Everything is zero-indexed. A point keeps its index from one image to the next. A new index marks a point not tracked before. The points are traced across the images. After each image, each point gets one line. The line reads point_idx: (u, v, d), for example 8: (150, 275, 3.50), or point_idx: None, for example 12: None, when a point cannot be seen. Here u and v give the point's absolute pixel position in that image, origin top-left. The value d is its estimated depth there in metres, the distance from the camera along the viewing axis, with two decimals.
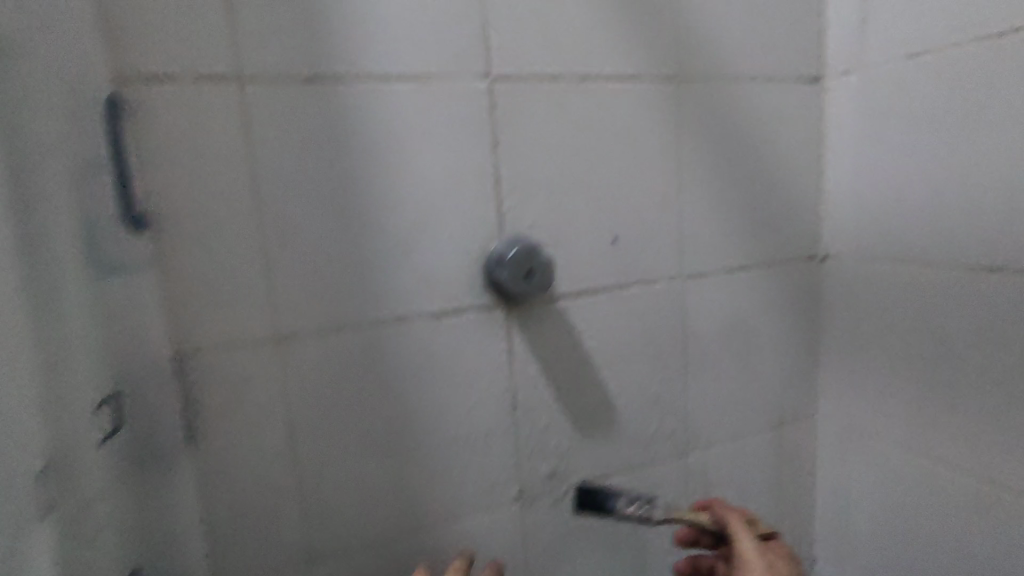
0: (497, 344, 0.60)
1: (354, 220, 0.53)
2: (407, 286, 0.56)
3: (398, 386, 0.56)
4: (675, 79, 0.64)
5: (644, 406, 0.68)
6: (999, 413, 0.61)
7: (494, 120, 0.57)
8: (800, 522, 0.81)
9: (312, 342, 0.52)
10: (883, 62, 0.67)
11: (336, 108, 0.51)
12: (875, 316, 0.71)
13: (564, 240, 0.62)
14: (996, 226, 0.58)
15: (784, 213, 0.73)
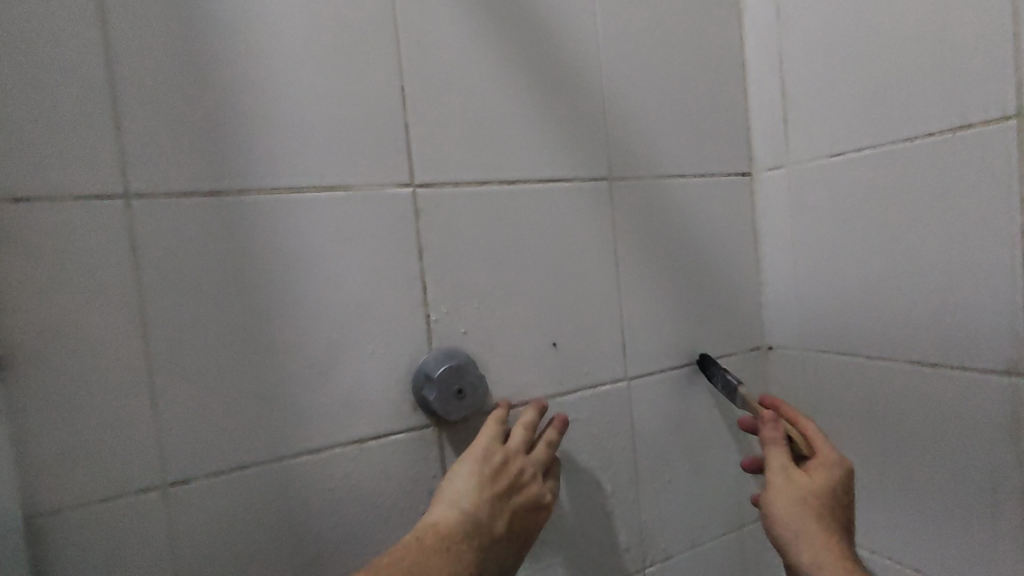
0: (430, 467, 0.55)
1: (260, 344, 0.48)
2: (325, 412, 0.50)
3: (313, 529, 0.50)
4: (607, 178, 0.63)
5: (596, 518, 0.64)
6: (959, 517, 0.58)
7: (418, 228, 0.54)
8: None
9: (210, 487, 0.46)
10: (807, 158, 0.68)
11: (241, 221, 0.47)
12: (828, 408, 0.69)
13: (500, 347, 0.58)
14: (933, 323, 0.57)
15: (727, 304, 0.72)
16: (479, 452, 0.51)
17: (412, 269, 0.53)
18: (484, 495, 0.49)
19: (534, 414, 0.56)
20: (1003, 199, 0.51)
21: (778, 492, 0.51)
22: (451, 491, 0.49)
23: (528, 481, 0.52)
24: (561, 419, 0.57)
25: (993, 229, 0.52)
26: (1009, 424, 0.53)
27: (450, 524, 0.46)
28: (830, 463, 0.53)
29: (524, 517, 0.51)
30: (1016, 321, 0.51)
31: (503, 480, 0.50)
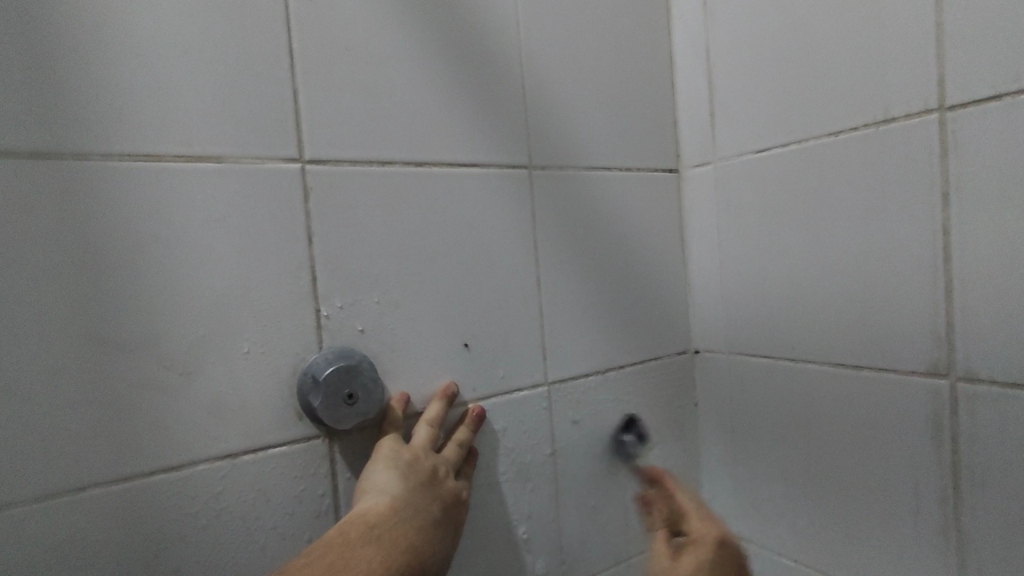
0: (319, 485, 0.48)
1: (102, 339, 0.40)
2: (188, 422, 0.42)
3: (169, 563, 0.42)
4: (526, 166, 0.59)
5: (511, 537, 0.58)
6: (886, 524, 0.56)
7: (308, 209, 0.47)
8: None
9: (31, 516, 0.38)
10: (732, 154, 0.66)
11: (81, 190, 0.39)
12: (753, 413, 0.67)
13: (403, 348, 0.51)
14: (857, 323, 0.56)
15: (652, 305, 0.69)
16: (390, 448, 0.47)
17: (300, 256, 0.47)
18: (405, 487, 0.44)
19: (440, 404, 0.52)
20: (927, 194, 0.50)
21: None
22: (368, 488, 0.44)
23: (445, 473, 0.48)
24: (473, 411, 0.53)
25: (916, 225, 0.51)
26: (931, 426, 0.51)
27: (374, 517, 0.42)
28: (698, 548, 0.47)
29: (447, 510, 0.47)
30: (939, 320, 0.50)
31: (422, 472, 0.46)
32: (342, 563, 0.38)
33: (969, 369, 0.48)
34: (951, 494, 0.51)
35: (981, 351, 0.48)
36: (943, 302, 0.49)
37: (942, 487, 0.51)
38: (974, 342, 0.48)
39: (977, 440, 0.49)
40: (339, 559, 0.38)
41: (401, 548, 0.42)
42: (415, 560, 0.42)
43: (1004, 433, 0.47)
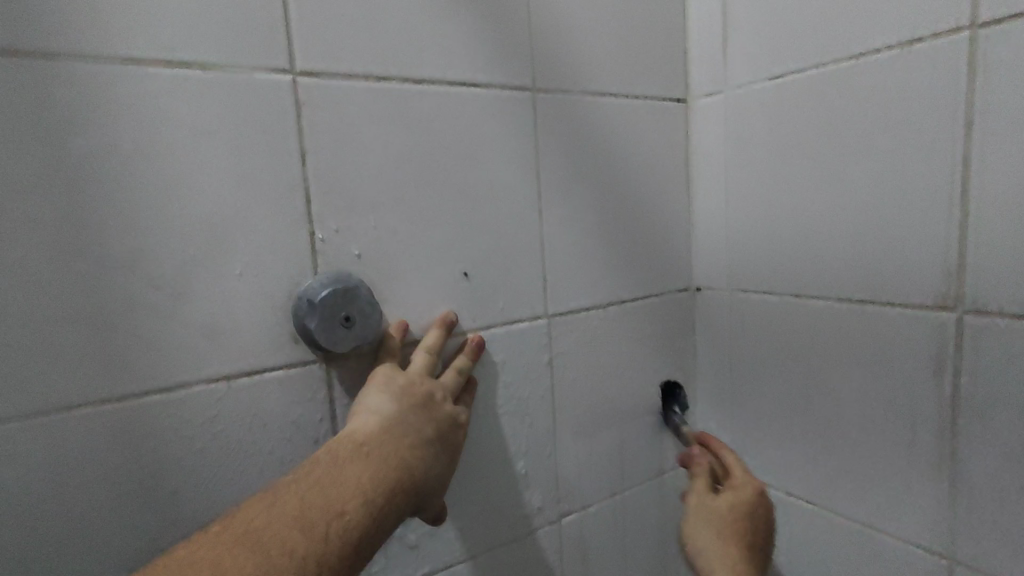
0: (317, 410, 0.47)
1: (87, 256, 0.38)
2: (180, 344, 0.41)
3: (167, 483, 0.42)
4: (530, 89, 0.56)
5: (509, 466, 0.58)
6: (880, 457, 0.56)
7: (300, 126, 0.45)
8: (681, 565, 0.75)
9: (23, 433, 0.37)
10: (745, 82, 0.63)
11: (56, 94, 0.37)
12: (753, 350, 0.66)
13: (401, 275, 0.50)
14: (865, 258, 0.54)
15: (655, 241, 0.67)
16: (383, 375, 0.46)
17: (293, 176, 0.45)
18: (397, 408, 0.43)
19: (439, 332, 0.50)
20: (950, 121, 0.47)
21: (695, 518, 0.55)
22: (358, 413, 0.43)
23: (441, 398, 0.47)
24: (472, 339, 0.52)
25: (935, 154, 0.49)
26: (934, 361, 0.51)
27: (364, 436, 0.40)
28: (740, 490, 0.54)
29: (444, 434, 0.45)
30: (951, 253, 0.49)
31: (416, 395, 0.45)
32: (330, 476, 0.36)
33: (978, 302, 0.48)
34: (949, 427, 0.51)
35: (992, 284, 0.47)
36: (957, 235, 0.48)
37: (940, 421, 0.51)
38: (987, 275, 0.47)
39: (980, 374, 0.48)
40: (326, 473, 0.36)
41: (395, 464, 0.39)
42: (411, 477, 0.40)
43: (1009, 367, 0.46)
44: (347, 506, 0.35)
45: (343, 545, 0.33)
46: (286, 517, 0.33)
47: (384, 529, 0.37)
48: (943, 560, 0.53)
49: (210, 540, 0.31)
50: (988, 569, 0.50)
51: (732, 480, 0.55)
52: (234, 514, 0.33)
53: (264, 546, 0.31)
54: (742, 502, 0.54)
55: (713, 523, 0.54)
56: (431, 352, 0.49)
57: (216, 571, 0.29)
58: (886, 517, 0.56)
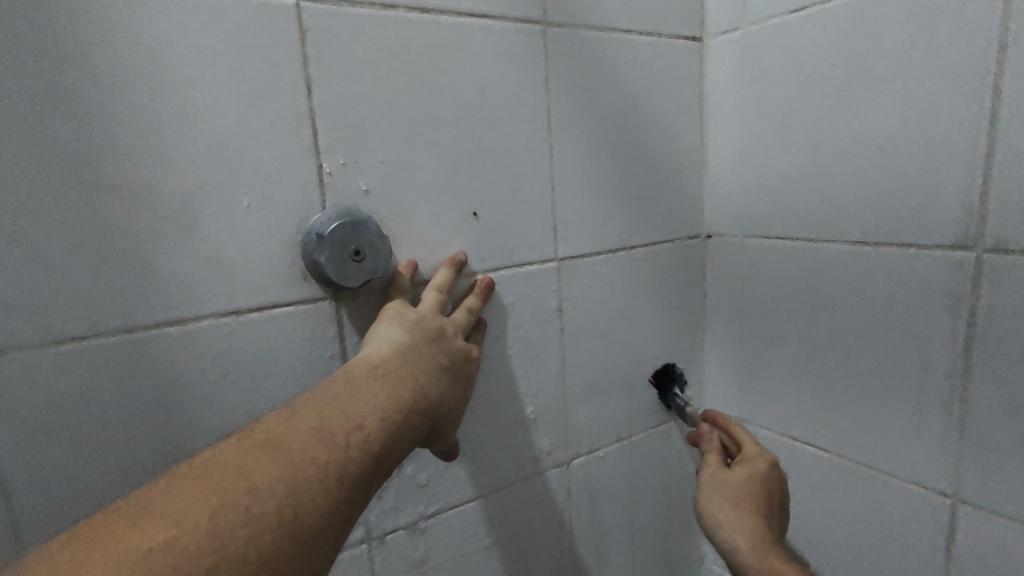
0: (327, 348, 0.47)
1: (91, 184, 0.37)
2: (190, 276, 0.41)
3: (181, 415, 0.42)
4: (541, 23, 0.54)
5: (518, 407, 0.59)
6: (890, 400, 0.56)
7: (305, 54, 0.43)
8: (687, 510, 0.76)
9: (37, 361, 0.37)
10: (764, 17, 0.60)
11: (53, 12, 0.35)
12: (764, 296, 0.66)
13: (410, 213, 0.49)
14: (883, 198, 0.53)
15: (667, 186, 0.66)
16: (395, 308, 0.46)
17: (299, 107, 0.43)
18: (411, 337, 0.43)
19: (449, 272, 0.50)
20: (980, 50, 0.46)
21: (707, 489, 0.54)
22: (372, 340, 0.43)
23: (453, 332, 0.47)
24: (483, 280, 0.52)
25: (963, 86, 0.47)
26: (951, 301, 0.50)
27: (379, 360, 0.40)
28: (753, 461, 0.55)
29: (457, 364, 0.45)
30: (974, 189, 0.47)
31: (428, 327, 0.45)
32: (348, 394, 0.36)
33: (999, 240, 0.47)
34: (961, 367, 0.50)
35: (1014, 220, 0.46)
36: (981, 170, 0.47)
37: (952, 362, 0.51)
38: (1010, 211, 0.46)
39: (997, 313, 0.48)
40: (344, 390, 0.36)
41: (410, 387, 0.40)
42: (426, 401, 0.40)
43: None
44: (365, 421, 0.35)
45: (364, 457, 0.34)
46: (306, 427, 0.33)
47: (402, 448, 0.37)
48: (949, 498, 0.53)
49: (233, 446, 0.31)
50: (994, 506, 0.51)
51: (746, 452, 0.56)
52: (256, 425, 0.34)
53: (288, 451, 0.31)
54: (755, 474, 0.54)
55: (726, 490, 0.53)
56: (443, 289, 0.49)
57: (242, 472, 0.30)
58: (894, 459, 0.57)
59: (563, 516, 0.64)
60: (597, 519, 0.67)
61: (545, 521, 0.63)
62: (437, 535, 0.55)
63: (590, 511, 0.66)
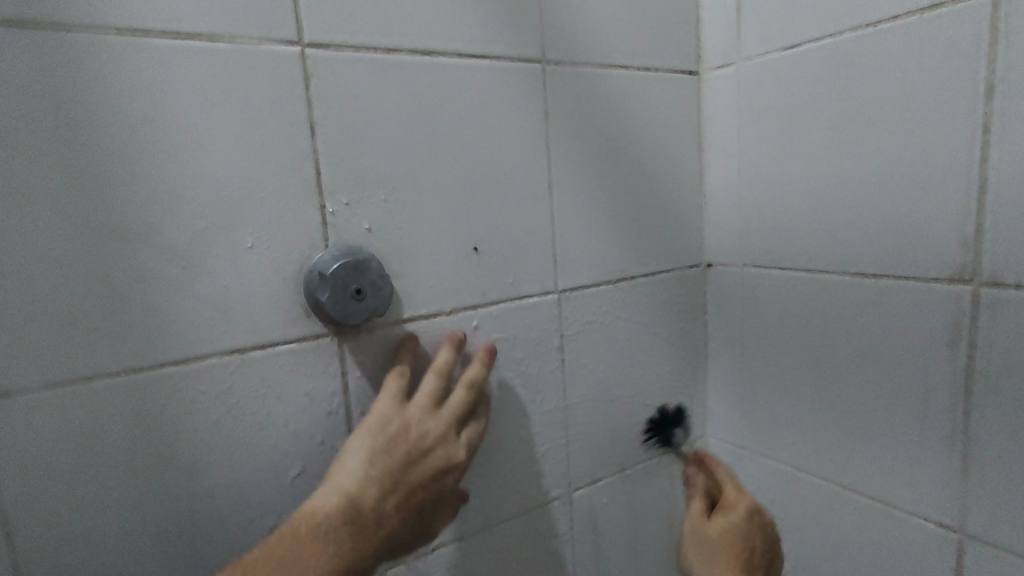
0: (329, 384, 0.48)
1: (100, 229, 0.38)
2: (194, 317, 0.42)
3: (184, 453, 0.42)
4: (539, 61, 0.55)
5: (519, 440, 0.59)
6: (891, 432, 0.56)
7: (309, 98, 0.44)
8: None
9: (43, 403, 0.38)
10: (759, 53, 0.62)
11: (67, 67, 0.37)
12: (764, 326, 0.66)
13: (412, 249, 0.50)
14: (878, 230, 0.54)
15: (666, 217, 0.67)
16: (384, 409, 0.44)
17: (303, 148, 0.44)
18: (390, 454, 0.42)
19: (448, 355, 0.49)
20: (969, 88, 0.46)
21: (694, 551, 0.58)
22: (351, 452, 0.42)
23: (441, 439, 0.45)
24: (485, 357, 0.51)
25: (954, 122, 0.48)
26: (949, 333, 0.50)
27: (351, 488, 0.40)
28: (731, 512, 0.58)
29: (440, 475, 0.44)
30: (969, 223, 0.48)
31: (413, 437, 0.43)
32: (305, 544, 0.36)
33: (995, 274, 0.47)
34: (962, 399, 0.50)
35: (1009, 255, 0.46)
36: (974, 204, 0.47)
37: (953, 394, 0.51)
38: (1004, 245, 0.46)
39: (996, 346, 0.48)
40: (302, 541, 0.36)
41: (374, 523, 0.39)
42: (389, 534, 0.40)
43: None
44: None
45: None
46: None
47: None
48: (955, 534, 0.53)
49: None
50: (1000, 543, 0.50)
51: (729, 500, 0.59)
52: None
53: None
54: (732, 524, 0.57)
55: (707, 547, 0.57)
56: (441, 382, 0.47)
57: None
58: (899, 492, 0.56)
59: (565, 549, 0.64)
60: (600, 551, 0.67)
61: (547, 554, 0.62)
62: (438, 570, 0.55)
63: (593, 543, 0.66)
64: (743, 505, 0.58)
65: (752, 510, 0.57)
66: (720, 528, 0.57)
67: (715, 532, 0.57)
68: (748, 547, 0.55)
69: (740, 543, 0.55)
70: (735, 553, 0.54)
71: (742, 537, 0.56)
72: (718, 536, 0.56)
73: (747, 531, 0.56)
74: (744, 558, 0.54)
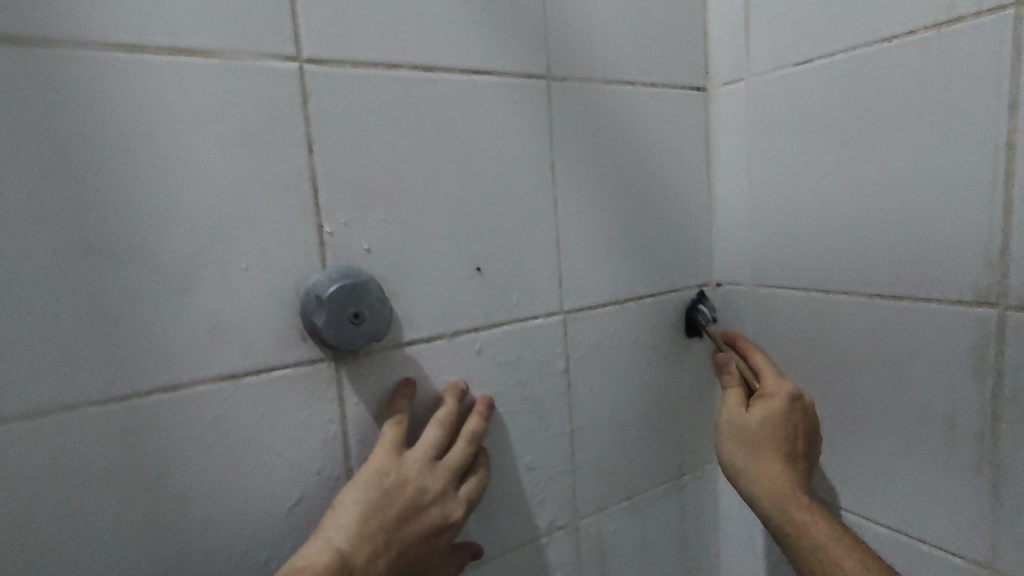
0: (326, 411, 0.46)
1: (88, 253, 0.37)
2: (185, 342, 0.40)
3: (174, 485, 0.40)
4: (544, 77, 0.54)
5: (524, 467, 0.57)
6: (913, 460, 0.54)
7: (307, 115, 0.43)
8: (702, 569, 0.73)
9: (25, 435, 0.36)
10: (769, 68, 0.60)
11: (56, 85, 0.35)
12: (776, 347, 0.64)
13: (413, 270, 0.48)
14: (897, 250, 0.52)
15: (675, 235, 0.65)
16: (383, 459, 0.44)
17: (300, 166, 0.43)
18: (385, 513, 0.42)
19: (451, 405, 0.49)
20: (991, 103, 0.45)
21: (729, 438, 0.56)
22: (346, 504, 0.42)
23: (437, 496, 0.45)
24: (486, 408, 0.51)
25: (976, 139, 0.46)
26: (974, 358, 0.48)
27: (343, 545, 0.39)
28: (773, 399, 0.55)
29: (431, 534, 0.44)
30: (993, 243, 0.46)
31: (409, 494, 0.44)
32: None
33: (1023, 296, 0.45)
34: (990, 428, 0.48)
35: None
36: (999, 224, 0.45)
37: (980, 422, 0.49)
38: None
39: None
40: None
41: None
42: None
43: None
44: None
45: None
46: None
47: None
48: (984, 569, 0.50)
49: None
50: None
51: (767, 389, 0.56)
52: None
53: None
54: (774, 406, 0.54)
55: (743, 438, 0.55)
56: (442, 435, 0.47)
57: None
58: (923, 523, 0.54)
59: None
60: None
61: None
62: None
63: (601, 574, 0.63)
64: (784, 394, 0.55)
65: (793, 398, 0.55)
66: (762, 416, 0.54)
67: (754, 421, 0.55)
68: (786, 431, 0.53)
69: (781, 434, 0.53)
70: (775, 449, 0.53)
71: (780, 428, 0.54)
72: (757, 429, 0.54)
73: (788, 418, 0.54)
74: (784, 452, 0.53)
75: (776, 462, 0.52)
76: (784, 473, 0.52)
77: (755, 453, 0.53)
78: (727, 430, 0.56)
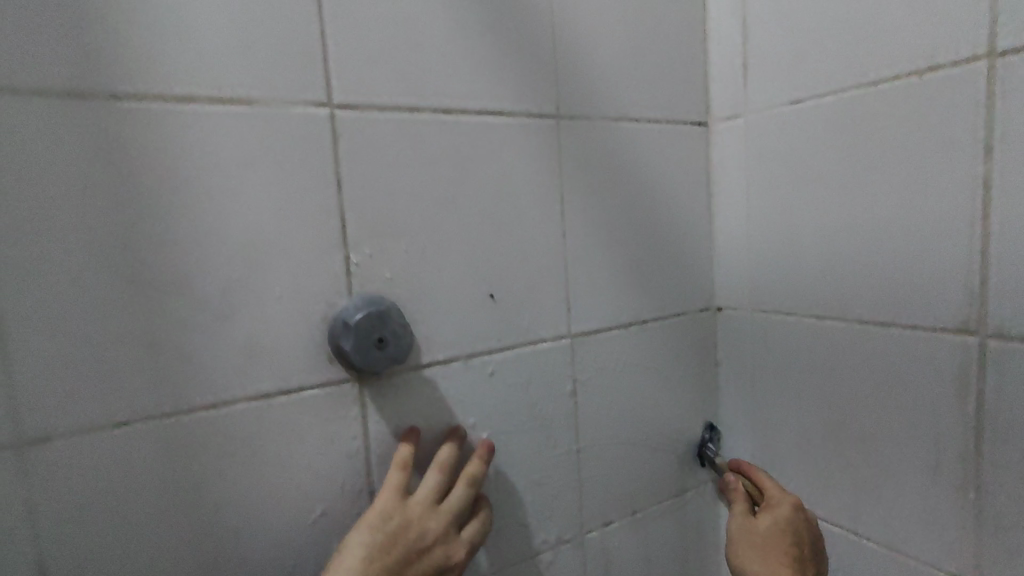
0: (349, 428, 0.49)
1: (141, 282, 0.41)
2: (223, 364, 0.44)
3: (211, 496, 0.44)
4: (553, 116, 0.58)
5: (533, 482, 0.60)
6: (903, 480, 0.56)
7: (336, 155, 0.47)
8: None
9: (81, 448, 0.39)
10: (765, 106, 0.64)
11: (117, 133, 0.39)
12: (774, 369, 0.67)
13: (430, 297, 0.52)
14: (885, 280, 0.55)
15: (677, 262, 0.69)
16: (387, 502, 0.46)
17: (330, 203, 0.47)
18: (388, 554, 0.44)
19: (451, 448, 0.51)
20: (969, 147, 0.48)
21: (739, 547, 0.59)
22: (352, 546, 0.43)
23: (438, 537, 0.47)
24: (485, 450, 0.53)
25: (956, 180, 0.49)
26: (958, 384, 0.51)
27: None
28: (777, 508, 0.59)
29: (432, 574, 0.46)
30: (973, 277, 0.49)
31: (412, 535, 0.45)
32: None
33: (1001, 327, 0.48)
34: (973, 451, 0.51)
35: (1013, 310, 0.47)
36: (978, 259, 0.49)
37: (964, 445, 0.51)
38: (1008, 300, 0.47)
39: (1004, 399, 0.48)
40: None
41: None
42: None
43: None
44: None
45: None
46: None
47: None
48: None
49: None
50: None
51: (771, 500, 0.61)
52: None
53: None
54: (779, 514, 0.59)
55: (754, 542, 0.58)
56: (443, 476, 0.49)
57: None
58: (912, 540, 0.56)
59: None
60: None
61: None
62: None
63: None
64: (787, 502, 0.59)
65: (795, 505, 0.59)
66: (770, 523, 0.58)
67: (764, 526, 0.58)
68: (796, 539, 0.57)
69: (790, 540, 0.57)
70: (788, 552, 0.56)
71: (790, 534, 0.57)
72: (766, 532, 0.58)
73: (794, 525, 0.58)
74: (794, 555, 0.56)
75: (785, 565, 0.55)
76: (795, 574, 0.54)
77: (767, 556, 0.56)
78: (739, 542, 0.59)
